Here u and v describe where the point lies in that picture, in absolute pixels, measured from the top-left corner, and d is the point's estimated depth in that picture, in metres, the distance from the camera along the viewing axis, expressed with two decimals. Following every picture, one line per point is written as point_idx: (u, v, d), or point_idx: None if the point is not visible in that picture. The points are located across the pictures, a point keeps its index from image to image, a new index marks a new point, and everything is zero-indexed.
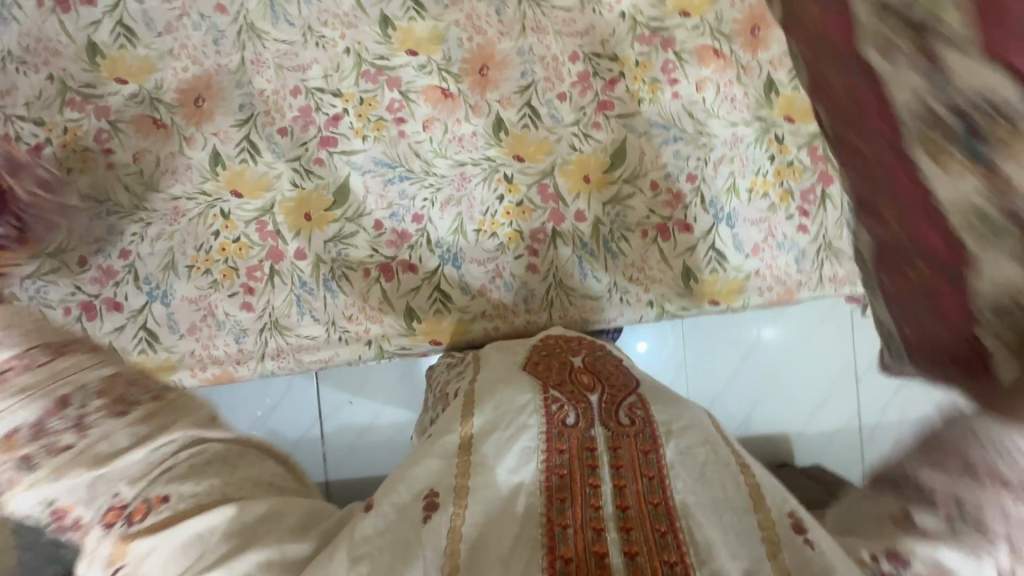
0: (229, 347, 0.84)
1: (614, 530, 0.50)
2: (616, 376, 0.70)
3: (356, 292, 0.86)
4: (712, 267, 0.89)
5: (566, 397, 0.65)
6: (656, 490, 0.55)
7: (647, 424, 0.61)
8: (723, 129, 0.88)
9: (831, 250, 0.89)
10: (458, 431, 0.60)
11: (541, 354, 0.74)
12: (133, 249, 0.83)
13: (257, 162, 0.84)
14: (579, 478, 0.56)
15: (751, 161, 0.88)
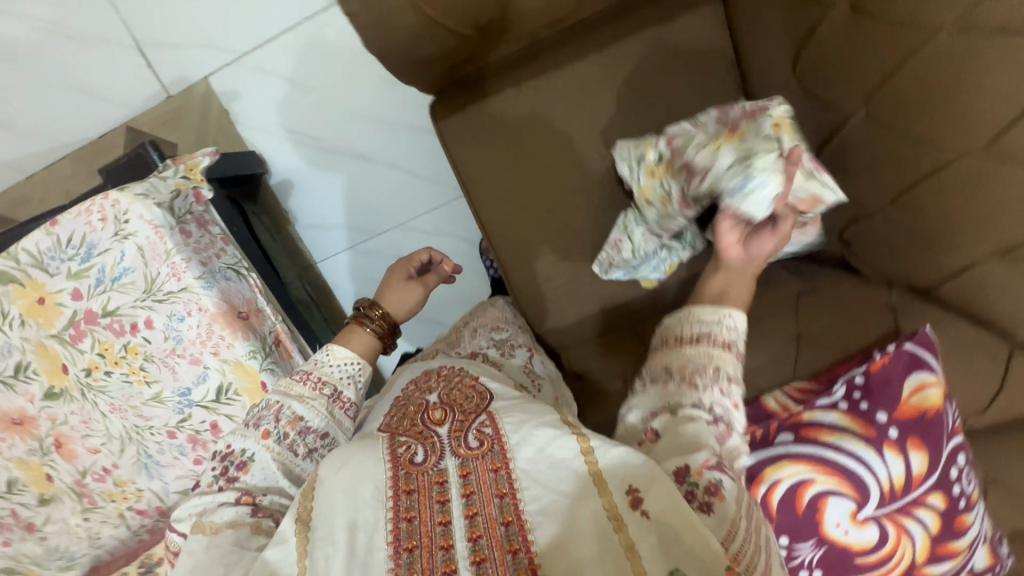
0: None
1: (468, 567, 0.46)
2: (469, 396, 0.61)
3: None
4: (229, 395, 0.86)
5: (413, 434, 0.58)
6: (507, 506, 0.49)
7: (494, 442, 0.54)
8: (117, 422, 0.90)
9: (152, 290, 0.81)
10: (295, 511, 0.52)
11: (397, 403, 0.65)
12: None
13: None
14: (428, 519, 0.50)
15: (127, 391, 0.87)
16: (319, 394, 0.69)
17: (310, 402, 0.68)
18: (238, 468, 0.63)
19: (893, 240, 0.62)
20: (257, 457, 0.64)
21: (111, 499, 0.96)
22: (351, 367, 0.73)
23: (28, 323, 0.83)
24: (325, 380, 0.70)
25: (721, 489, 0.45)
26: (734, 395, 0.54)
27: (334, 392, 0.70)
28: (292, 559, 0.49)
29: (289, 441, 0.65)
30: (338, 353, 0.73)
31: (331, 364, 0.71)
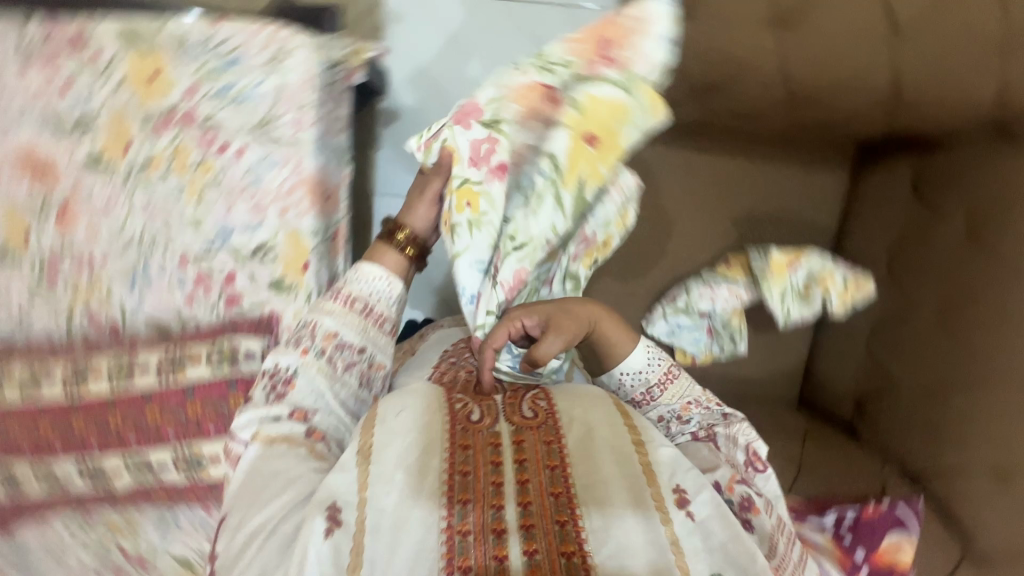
0: None
1: (518, 529, 0.50)
2: (522, 371, 0.68)
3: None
4: (267, 256, 0.85)
5: (469, 395, 0.63)
6: (558, 479, 0.54)
7: (548, 416, 0.60)
8: (136, 221, 0.85)
9: (264, 125, 0.81)
10: (357, 445, 0.56)
11: (451, 362, 0.71)
12: None
13: None
14: (482, 476, 0.54)
15: (169, 197, 0.84)
16: (353, 311, 0.70)
17: (346, 317, 0.70)
18: (285, 385, 0.66)
19: (906, 428, 0.76)
20: (301, 372, 0.66)
21: (71, 293, 0.87)
22: (383, 285, 0.72)
23: (126, 85, 0.81)
24: (354, 298, 0.71)
25: (756, 505, 0.56)
26: (694, 411, 0.69)
27: (369, 308, 0.71)
28: (354, 489, 0.53)
29: (328, 357, 0.68)
30: (366, 270, 0.72)
31: (360, 283, 0.71)
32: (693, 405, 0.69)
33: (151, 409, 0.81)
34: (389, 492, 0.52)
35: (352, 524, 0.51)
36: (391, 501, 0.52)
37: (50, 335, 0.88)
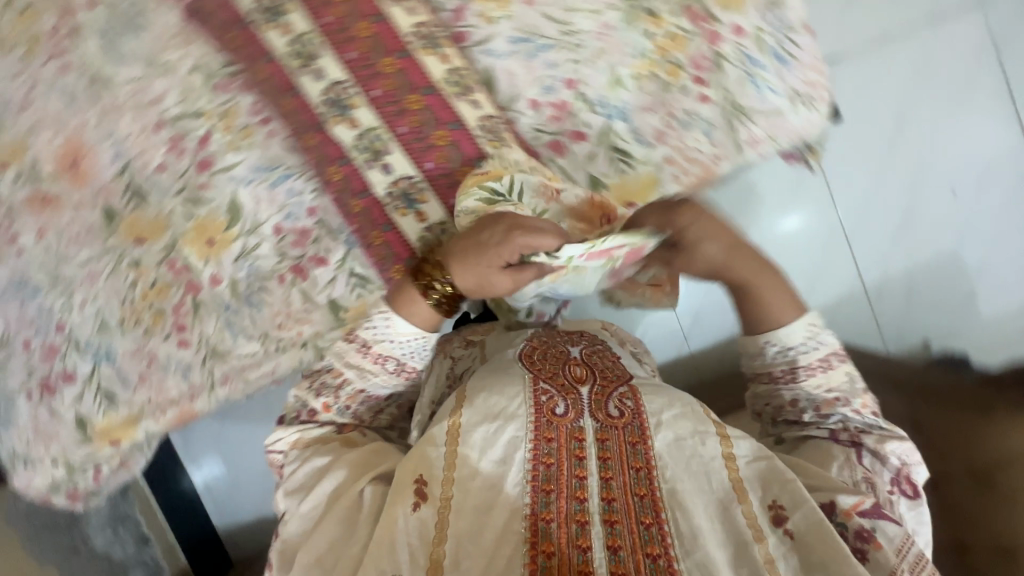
0: (179, 384, 0.84)
1: (601, 523, 0.50)
2: (610, 365, 0.66)
3: (26, 420, 0.85)
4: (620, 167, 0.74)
5: (555, 386, 0.61)
6: (643, 481, 0.54)
7: (635, 416, 0.59)
8: (587, 17, 0.66)
9: (740, 112, 0.67)
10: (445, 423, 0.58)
11: (541, 340, 0.69)
12: (68, 318, 0.81)
13: (148, 204, 0.77)
14: (566, 469, 0.54)
15: (628, 44, 0.67)
16: (381, 369, 0.69)
17: (372, 373, 0.69)
18: (309, 413, 0.69)
19: None
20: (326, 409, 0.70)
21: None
22: (418, 344, 0.69)
23: None
24: (377, 360, 0.69)
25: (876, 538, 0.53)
26: (839, 410, 0.66)
27: (400, 366, 0.70)
28: (440, 467, 0.56)
29: (353, 409, 0.70)
30: (397, 328, 0.68)
31: (388, 340, 0.69)
32: (839, 403, 0.66)
33: (440, 126, 0.70)
34: (470, 477, 0.54)
35: (436, 499, 0.54)
36: (475, 484, 0.54)
37: None
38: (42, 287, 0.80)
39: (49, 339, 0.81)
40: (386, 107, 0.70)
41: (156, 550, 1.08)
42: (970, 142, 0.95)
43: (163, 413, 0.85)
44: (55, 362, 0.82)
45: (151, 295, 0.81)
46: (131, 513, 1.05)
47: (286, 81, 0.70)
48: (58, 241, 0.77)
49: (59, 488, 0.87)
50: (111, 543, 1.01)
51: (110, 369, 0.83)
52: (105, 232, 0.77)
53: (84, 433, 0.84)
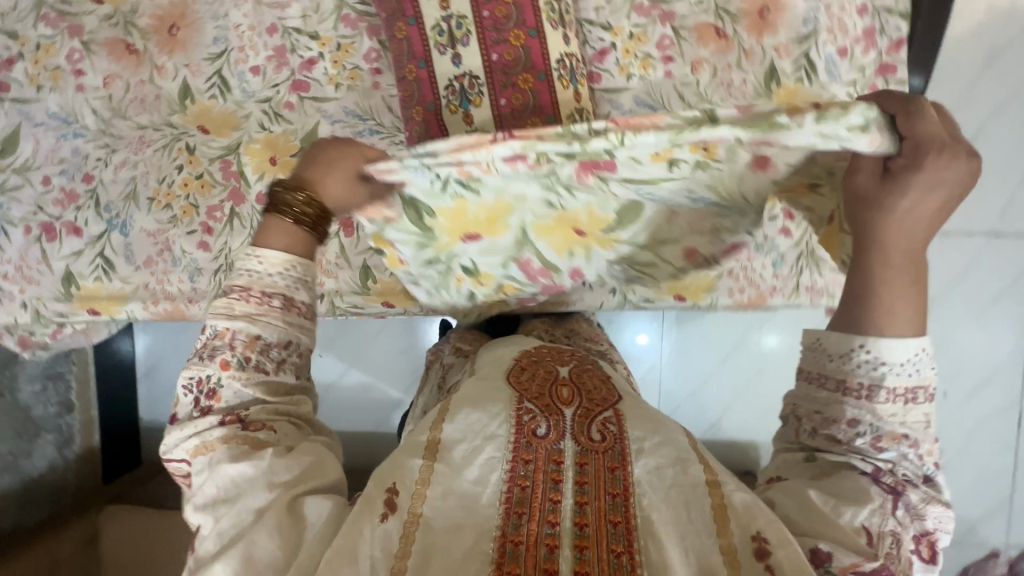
0: (182, 283, 1.10)
1: (572, 548, 0.51)
2: (598, 387, 0.66)
3: (15, 248, 1.13)
4: None
5: (539, 405, 0.62)
6: (619, 508, 0.54)
7: (617, 440, 0.59)
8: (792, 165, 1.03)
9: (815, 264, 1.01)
10: (426, 436, 0.60)
11: (530, 361, 0.70)
12: (98, 175, 1.13)
13: (224, 94, 1.13)
14: (541, 492, 0.55)
15: None
16: (270, 317, 0.63)
17: (252, 324, 0.62)
18: (207, 396, 0.62)
19: None
20: (223, 385, 0.62)
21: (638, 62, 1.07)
22: (288, 268, 0.65)
23: None
24: (257, 301, 0.63)
25: None
26: (900, 447, 0.59)
27: (289, 303, 0.64)
28: (413, 479, 0.57)
29: (251, 362, 0.62)
30: (264, 258, 0.64)
31: (262, 273, 0.64)
32: (905, 441, 0.59)
33: (541, 120, 0.90)
34: (446, 492, 0.56)
35: (404, 513, 0.54)
36: (449, 500, 0.55)
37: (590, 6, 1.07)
38: (87, 129, 1.15)
39: (84, 171, 1.13)
40: (507, 93, 0.89)
41: (76, 420, 1.52)
42: (981, 351, 1.37)
43: (148, 285, 1.11)
44: (70, 211, 1.12)
45: (194, 193, 1.10)
46: (69, 373, 1.50)
47: (421, 54, 0.93)
48: (122, 90, 1.15)
49: (16, 331, 1.20)
50: (37, 397, 1.45)
51: (122, 239, 1.11)
52: (179, 113, 1.15)
53: (64, 288, 1.13)
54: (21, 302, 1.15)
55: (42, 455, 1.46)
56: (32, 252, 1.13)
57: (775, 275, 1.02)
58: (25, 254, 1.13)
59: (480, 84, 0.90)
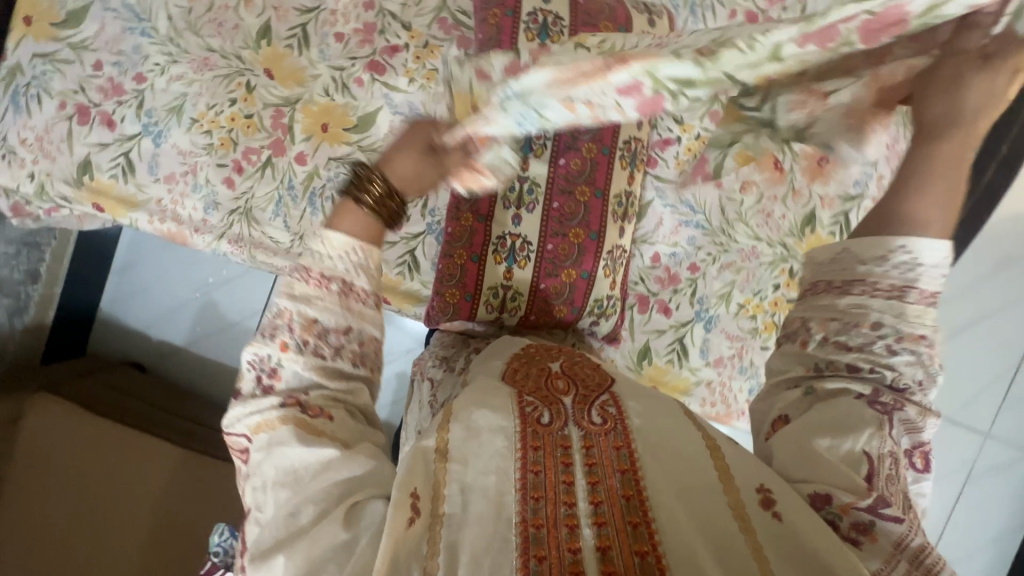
0: (195, 207, 1.09)
1: (589, 526, 0.53)
2: (591, 373, 0.69)
3: (42, 118, 1.05)
4: (671, 356, 1.20)
5: (540, 398, 0.64)
6: (630, 481, 0.56)
7: (618, 421, 0.61)
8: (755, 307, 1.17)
9: None
10: (434, 439, 0.59)
11: (522, 361, 0.73)
12: (118, 117, 1.07)
13: (297, 53, 1.11)
14: (553, 475, 0.56)
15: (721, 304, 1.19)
16: (333, 306, 0.63)
17: (314, 304, 0.62)
18: (268, 375, 0.62)
19: None
20: (284, 364, 0.61)
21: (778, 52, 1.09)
22: (353, 256, 0.64)
23: None
24: (332, 294, 0.63)
25: (872, 530, 0.54)
26: (919, 347, 0.62)
27: (348, 289, 0.63)
28: (430, 482, 0.56)
29: (310, 347, 0.62)
30: (332, 243, 0.64)
31: (336, 260, 0.64)
32: (923, 342, 0.62)
33: (582, 231, 0.98)
34: (464, 488, 0.56)
35: (427, 516, 0.54)
36: (470, 498, 0.55)
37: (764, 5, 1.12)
38: (156, 31, 1.09)
39: (138, 69, 1.08)
40: (564, 199, 0.98)
41: (36, 292, 1.35)
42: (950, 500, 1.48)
43: (160, 200, 1.09)
44: (100, 81, 1.07)
45: (239, 128, 1.09)
46: (45, 246, 1.33)
47: (510, 4, 0.98)
48: (204, 8, 1.10)
49: (12, 198, 1.10)
50: (8, 262, 1.25)
51: (151, 148, 1.08)
52: (251, 50, 1.11)
53: (76, 175, 1.07)
54: (28, 173, 1.06)
55: None
56: (58, 126, 1.06)
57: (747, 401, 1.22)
58: (46, 126, 1.06)
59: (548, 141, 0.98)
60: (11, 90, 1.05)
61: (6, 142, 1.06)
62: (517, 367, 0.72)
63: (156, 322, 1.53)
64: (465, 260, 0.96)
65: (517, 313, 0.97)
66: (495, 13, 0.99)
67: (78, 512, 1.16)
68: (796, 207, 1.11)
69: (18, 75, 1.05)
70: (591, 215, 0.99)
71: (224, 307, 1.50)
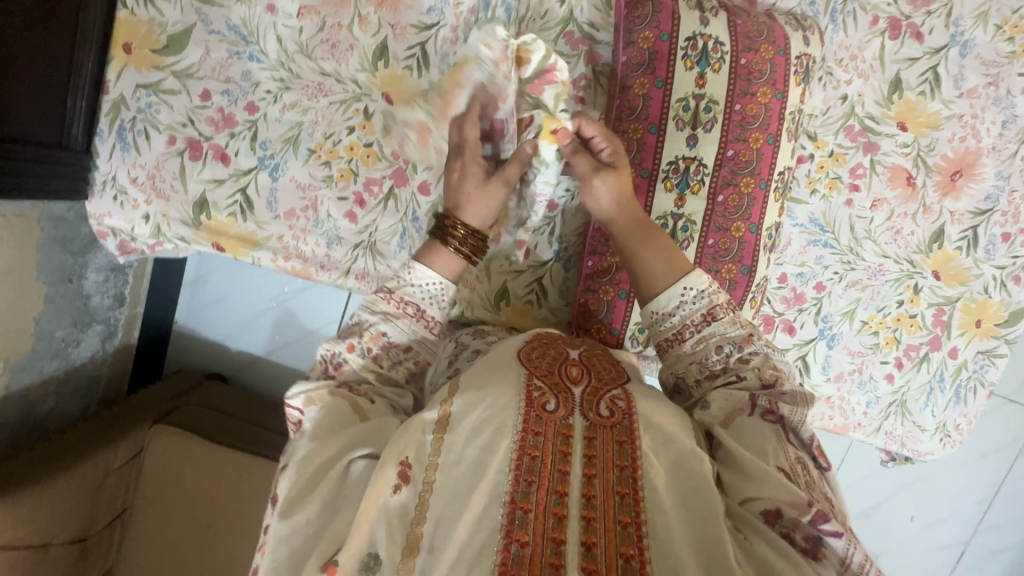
0: (318, 244, 1.11)
1: (577, 515, 0.64)
2: (607, 371, 0.82)
3: (152, 155, 1.05)
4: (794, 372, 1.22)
5: (549, 386, 0.77)
6: (624, 479, 0.68)
7: (624, 416, 0.74)
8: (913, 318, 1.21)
9: (958, 370, 1.23)
10: (437, 411, 0.72)
11: (539, 342, 0.86)
12: (231, 152, 1.06)
13: (419, 72, 1.07)
14: (550, 462, 0.68)
15: (880, 298, 1.20)
16: (409, 320, 0.86)
17: (394, 323, 0.85)
18: (336, 367, 0.83)
19: None
20: (348, 362, 0.83)
21: (903, 62, 1.12)
22: (437, 286, 0.88)
23: (989, 290, 1.20)
24: (408, 315, 0.86)
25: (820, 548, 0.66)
26: None
27: (421, 311, 0.87)
28: (425, 451, 0.69)
29: (373, 354, 0.84)
30: (417, 271, 0.88)
31: (421, 287, 0.88)
32: None
33: (735, 267, 0.99)
34: (455, 463, 0.68)
35: (417, 482, 0.67)
36: (460, 468, 0.68)
37: (897, 13, 1.10)
38: (265, 54, 1.05)
39: (249, 98, 1.05)
40: (719, 236, 0.97)
41: (122, 314, 1.46)
42: (977, 469, 1.70)
43: (281, 237, 1.10)
44: (209, 111, 1.05)
45: (358, 159, 1.09)
46: (127, 269, 1.43)
47: (666, 26, 0.94)
48: (315, 27, 1.04)
49: (117, 234, 1.09)
50: (98, 288, 1.34)
51: (268, 182, 1.08)
52: (368, 72, 1.07)
53: (193, 213, 1.07)
54: (143, 213, 1.07)
55: (89, 345, 1.37)
56: (171, 162, 1.05)
57: (864, 413, 1.24)
58: (156, 163, 1.05)
59: (705, 172, 0.96)
60: (117, 128, 1.03)
61: (114, 180, 1.05)
62: (534, 348, 0.84)
63: (238, 335, 1.65)
64: (614, 296, 1.04)
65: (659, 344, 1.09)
66: (648, 36, 0.95)
67: (198, 511, 1.28)
68: (926, 222, 1.17)
69: (122, 108, 1.03)
70: (744, 250, 0.99)
71: (304, 318, 1.62)
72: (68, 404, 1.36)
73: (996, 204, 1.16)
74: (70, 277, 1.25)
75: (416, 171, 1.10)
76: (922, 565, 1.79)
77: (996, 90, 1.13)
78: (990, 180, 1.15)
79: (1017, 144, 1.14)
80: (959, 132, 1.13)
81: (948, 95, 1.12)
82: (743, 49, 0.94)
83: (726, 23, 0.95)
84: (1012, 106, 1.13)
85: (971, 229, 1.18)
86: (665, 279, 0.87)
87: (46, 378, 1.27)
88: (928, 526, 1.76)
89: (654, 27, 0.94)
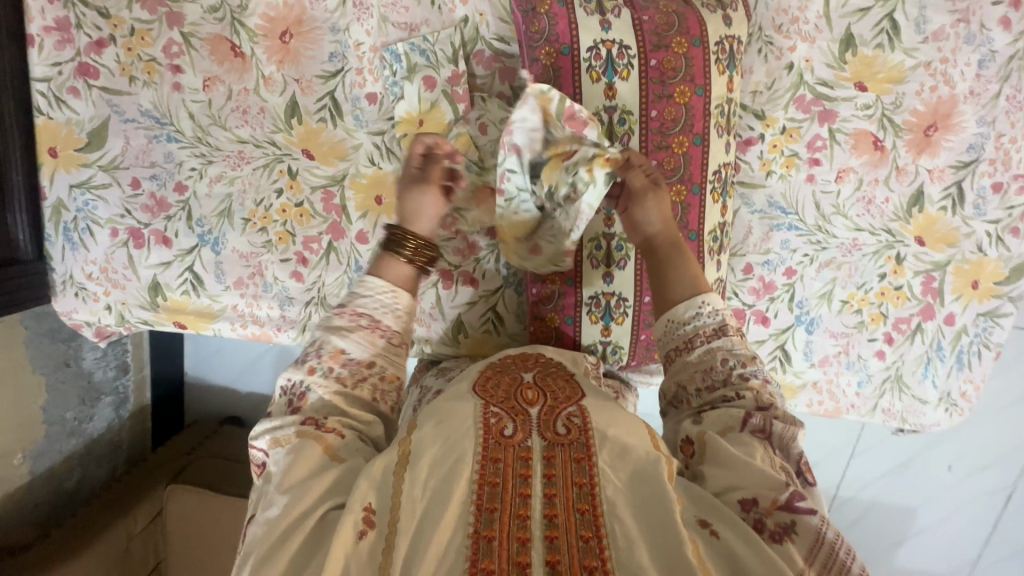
0: (271, 307, 1.13)
1: (541, 537, 0.58)
2: (564, 387, 0.77)
3: (100, 250, 1.09)
4: (774, 362, 1.16)
5: (506, 411, 0.71)
6: (585, 495, 0.62)
7: (581, 432, 0.68)
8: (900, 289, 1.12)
9: (958, 336, 1.13)
10: (395, 452, 0.66)
11: (495, 370, 0.80)
12: (171, 233, 1.09)
13: (335, 122, 1.05)
14: (511, 486, 0.62)
15: (861, 274, 1.12)
16: (365, 332, 0.80)
17: (355, 339, 0.79)
18: (298, 398, 0.76)
19: None
20: (311, 389, 0.76)
21: (853, 14, 1.00)
22: (393, 293, 0.83)
23: (986, 248, 1.08)
24: (366, 330, 0.80)
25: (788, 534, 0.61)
26: None
27: (378, 321, 0.81)
28: (388, 495, 0.63)
29: (335, 373, 0.77)
30: (369, 281, 0.83)
31: (377, 296, 0.82)
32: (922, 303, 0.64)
33: None
34: (417, 496, 0.62)
35: (383, 527, 0.61)
36: (421, 505, 0.62)
37: None
38: (182, 133, 1.06)
39: (176, 179, 1.07)
40: None
41: (130, 381, 1.56)
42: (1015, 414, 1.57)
43: (236, 306, 1.12)
44: (143, 198, 1.07)
45: (292, 219, 1.09)
46: (124, 340, 1.52)
47: (566, 37, 0.87)
48: (224, 97, 1.04)
49: (88, 324, 1.14)
50: (97, 363, 1.43)
51: (212, 257, 1.10)
52: (284, 132, 1.05)
53: (149, 296, 1.11)
54: (104, 304, 1.11)
55: (103, 415, 1.48)
56: (119, 253, 1.09)
57: (855, 394, 1.18)
58: (106, 256, 1.09)
59: None
60: (62, 228, 1.07)
61: (72, 278, 1.10)
62: (490, 375, 0.79)
63: (240, 380, 1.70)
64: (560, 323, 1.02)
65: (619, 362, 1.04)
66: (549, 52, 0.88)
67: (219, 560, 1.39)
68: (901, 186, 1.07)
69: (63, 211, 1.07)
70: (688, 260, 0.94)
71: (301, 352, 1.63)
72: (94, 470, 1.48)
73: (982, 153, 1.04)
74: (67, 360, 1.35)
75: (350, 219, 1.08)
76: (964, 517, 1.68)
77: (967, 27, 0.99)
78: (971, 129, 1.03)
79: (999, 83, 1.01)
80: (927, 82, 1.01)
81: (909, 43, 1.00)
82: (653, 46, 0.86)
83: (631, 22, 0.87)
84: (988, 41, 0.99)
85: (955, 184, 1.06)
86: (685, 288, 0.83)
87: (67, 454, 1.38)
88: (965, 477, 1.65)
89: (553, 41, 0.88)
